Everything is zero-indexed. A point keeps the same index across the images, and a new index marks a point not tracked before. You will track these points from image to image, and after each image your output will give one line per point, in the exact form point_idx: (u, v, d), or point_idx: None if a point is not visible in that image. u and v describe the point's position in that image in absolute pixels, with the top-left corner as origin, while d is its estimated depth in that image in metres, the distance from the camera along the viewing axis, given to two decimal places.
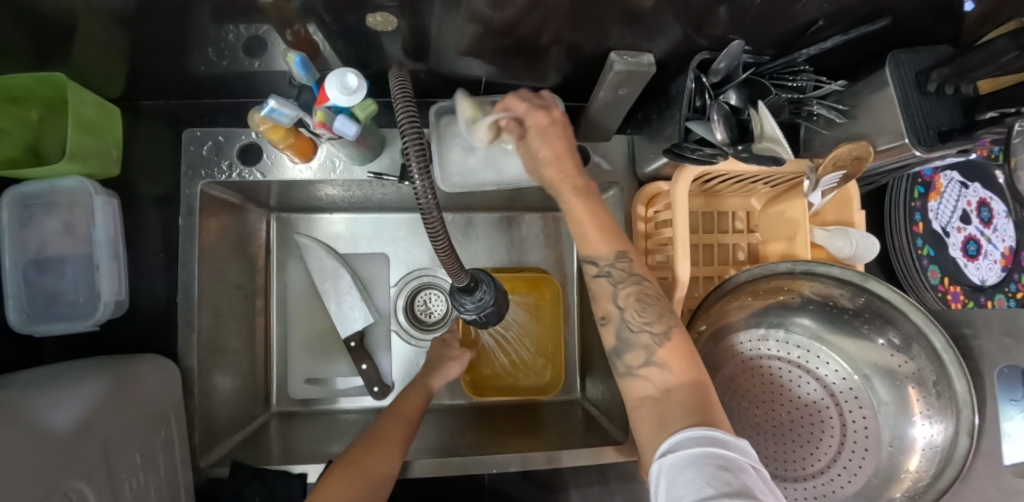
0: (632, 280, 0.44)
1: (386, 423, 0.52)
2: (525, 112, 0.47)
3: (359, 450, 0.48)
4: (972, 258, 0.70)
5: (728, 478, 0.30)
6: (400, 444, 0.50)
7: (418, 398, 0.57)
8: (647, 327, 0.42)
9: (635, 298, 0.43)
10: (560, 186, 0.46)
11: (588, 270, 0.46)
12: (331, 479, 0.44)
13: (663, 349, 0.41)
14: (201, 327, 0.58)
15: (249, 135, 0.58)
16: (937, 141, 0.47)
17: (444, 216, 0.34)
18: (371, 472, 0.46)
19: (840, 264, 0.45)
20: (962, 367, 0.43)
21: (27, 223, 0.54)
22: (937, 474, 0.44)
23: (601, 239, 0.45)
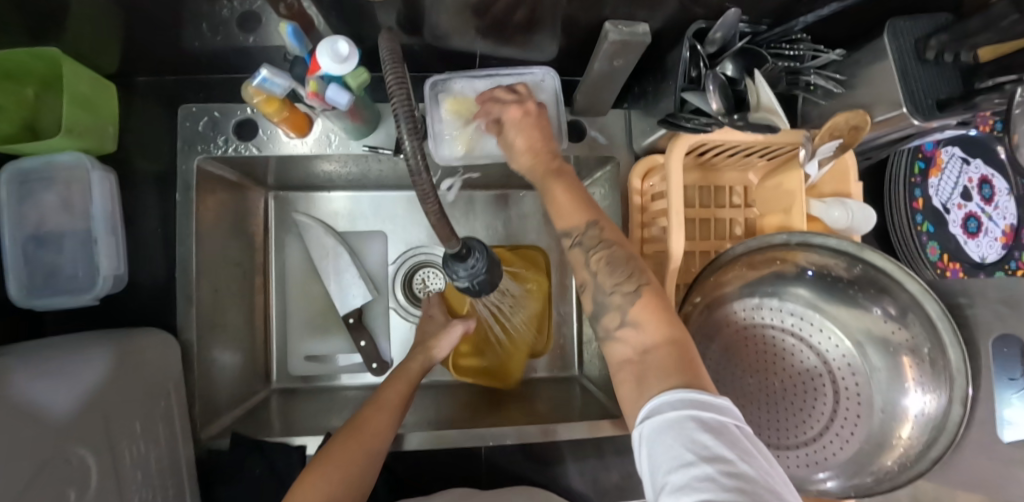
0: (602, 246, 0.43)
1: (368, 413, 0.50)
2: (501, 109, 0.48)
3: (339, 442, 0.46)
4: (972, 236, 0.69)
5: (711, 441, 0.29)
6: (383, 436, 0.48)
7: (405, 384, 0.55)
8: (618, 288, 0.41)
9: (604, 261, 0.43)
10: (535, 170, 0.48)
11: (565, 243, 0.46)
12: (312, 474, 0.42)
13: (634, 306, 0.40)
14: (200, 303, 0.59)
15: (244, 110, 0.58)
16: (936, 111, 0.47)
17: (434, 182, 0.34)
18: (350, 466, 0.44)
19: (836, 235, 0.44)
20: (957, 335, 0.42)
21: (25, 198, 0.54)
22: (928, 442, 0.44)
23: (570, 207, 0.45)
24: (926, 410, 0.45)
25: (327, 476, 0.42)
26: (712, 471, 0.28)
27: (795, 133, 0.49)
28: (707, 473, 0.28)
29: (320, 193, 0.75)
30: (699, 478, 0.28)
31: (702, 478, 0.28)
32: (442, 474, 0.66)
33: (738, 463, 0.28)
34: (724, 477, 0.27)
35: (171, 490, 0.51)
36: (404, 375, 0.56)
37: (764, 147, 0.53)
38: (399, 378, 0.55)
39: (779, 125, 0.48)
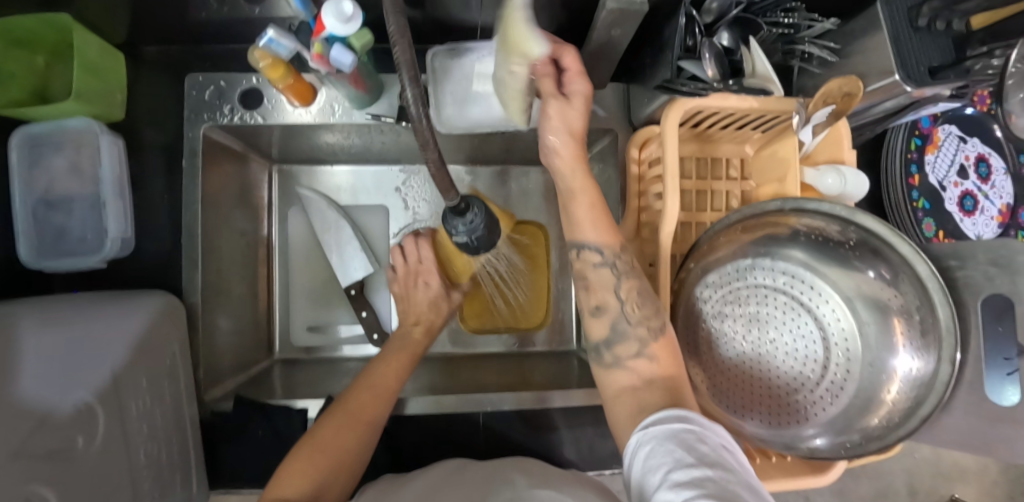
0: (632, 275, 0.46)
1: (356, 395, 0.51)
2: (578, 81, 0.42)
3: (326, 426, 0.48)
4: (969, 213, 0.69)
5: (707, 451, 0.31)
6: (372, 419, 0.50)
7: (395, 366, 0.56)
8: (643, 323, 0.44)
9: (635, 293, 0.45)
10: (574, 179, 0.46)
11: (581, 253, 0.47)
12: (298, 461, 0.44)
13: (656, 342, 0.44)
14: (206, 268, 0.60)
15: (249, 79, 0.59)
16: (927, 77, 0.47)
17: (440, 144, 0.34)
18: (337, 450, 0.46)
19: (828, 201, 0.45)
20: (947, 295, 0.42)
21: (36, 162, 0.55)
22: (916, 403, 0.45)
23: (601, 229, 0.46)
24: (913, 370, 0.46)
25: (315, 463, 0.44)
26: (706, 471, 0.29)
27: (786, 101, 0.49)
28: (705, 474, 0.29)
29: (323, 167, 0.76)
30: (694, 473, 0.29)
31: (697, 473, 0.29)
32: (440, 442, 0.67)
33: (732, 473, 0.30)
34: (716, 476, 0.29)
35: (176, 449, 0.53)
36: (395, 358, 0.57)
37: (760, 116, 0.53)
38: (391, 360, 0.57)
39: (774, 92, 0.50)
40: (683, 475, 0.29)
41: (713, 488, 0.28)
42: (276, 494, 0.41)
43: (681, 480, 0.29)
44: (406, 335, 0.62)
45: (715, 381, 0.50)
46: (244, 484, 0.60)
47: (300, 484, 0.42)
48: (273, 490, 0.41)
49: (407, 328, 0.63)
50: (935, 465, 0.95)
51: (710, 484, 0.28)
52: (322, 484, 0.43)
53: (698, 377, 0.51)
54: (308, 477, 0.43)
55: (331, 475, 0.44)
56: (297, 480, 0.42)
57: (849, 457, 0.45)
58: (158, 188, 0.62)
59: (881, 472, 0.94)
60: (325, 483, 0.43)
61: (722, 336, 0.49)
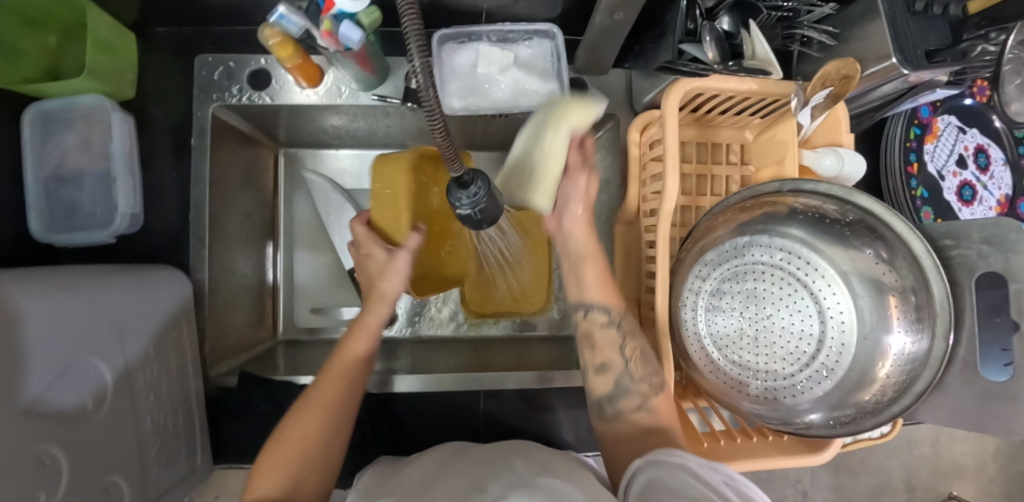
0: (634, 336, 0.50)
1: (319, 384, 0.47)
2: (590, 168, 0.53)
3: (291, 420, 0.45)
4: (967, 204, 0.69)
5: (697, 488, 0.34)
6: (338, 407, 0.46)
7: (358, 343, 0.51)
8: (645, 378, 0.48)
9: (638, 353, 0.49)
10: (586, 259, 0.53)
11: (588, 311, 0.52)
12: (269, 459, 0.42)
13: (657, 397, 0.47)
14: (212, 245, 0.61)
15: (258, 60, 0.60)
16: (923, 60, 0.48)
17: (446, 112, 0.33)
18: (303, 444, 0.43)
19: (826, 182, 0.46)
20: (941, 272, 0.43)
21: (47, 138, 0.57)
22: (909, 380, 0.45)
23: (606, 292, 0.52)
24: (907, 350, 0.45)
25: (286, 460, 0.42)
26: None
27: (781, 84, 0.51)
28: None
29: (329, 151, 0.77)
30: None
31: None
32: (439, 422, 0.69)
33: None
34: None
35: (181, 416, 0.55)
36: (355, 337, 0.51)
37: (759, 99, 0.54)
38: (354, 336, 0.52)
39: (774, 74, 0.50)
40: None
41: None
42: (252, 495, 0.40)
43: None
44: (369, 306, 0.54)
45: (711, 357, 0.49)
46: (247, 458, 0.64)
47: (271, 487, 0.40)
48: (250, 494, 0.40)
49: (366, 301, 0.55)
50: (934, 462, 0.94)
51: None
52: (294, 483, 0.41)
53: (695, 354, 0.51)
54: (277, 479, 0.41)
55: (304, 471, 0.42)
56: (268, 480, 0.41)
57: (845, 434, 0.45)
58: (167, 167, 0.63)
59: (880, 468, 0.94)
60: (297, 481, 0.41)
61: (720, 312, 0.49)
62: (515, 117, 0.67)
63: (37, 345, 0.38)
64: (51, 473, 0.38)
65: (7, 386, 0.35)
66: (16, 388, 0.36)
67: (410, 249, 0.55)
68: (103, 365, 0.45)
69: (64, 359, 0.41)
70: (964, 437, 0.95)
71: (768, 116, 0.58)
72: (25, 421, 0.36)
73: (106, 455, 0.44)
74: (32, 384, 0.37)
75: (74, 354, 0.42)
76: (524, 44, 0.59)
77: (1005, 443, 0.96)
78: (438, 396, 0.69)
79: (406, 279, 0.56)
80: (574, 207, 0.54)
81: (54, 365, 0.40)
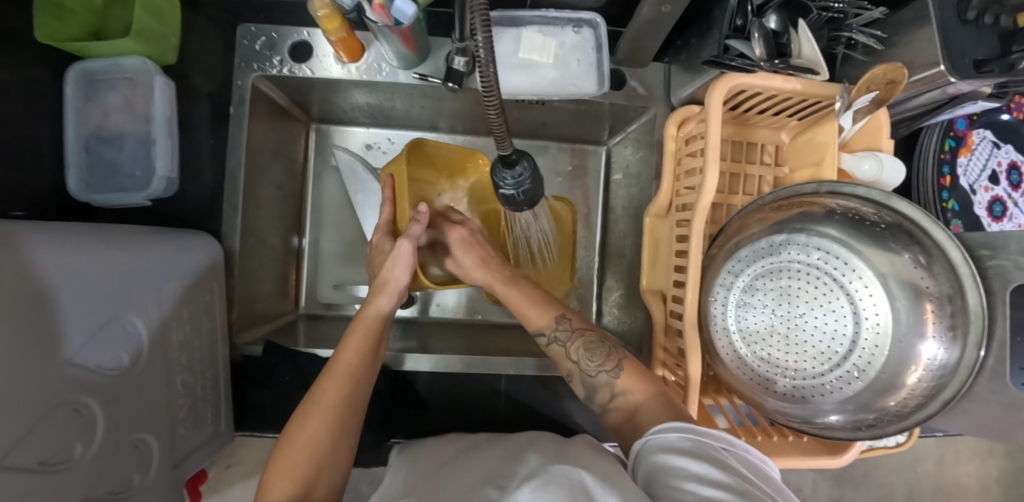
0: (575, 336, 0.50)
1: (323, 385, 0.44)
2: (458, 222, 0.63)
3: (296, 425, 0.41)
4: (997, 220, 0.65)
5: (709, 453, 0.33)
6: (347, 408, 0.43)
7: (359, 341, 0.48)
8: (601, 369, 0.46)
9: (583, 350, 0.48)
10: (491, 283, 0.58)
11: (542, 342, 0.52)
12: (277, 466, 0.39)
13: (620, 379, 0.45)
14: (245, 213, 0.61)
15: (300, 33, 0.60)
16: (974, 69, 0.47)
17: (503, 91, 0.33)
18: (316, 447, 0.39)
19: (865, 184, 0.47)
20: (979, 279, 0.43)
21: (89, 98, 0.59)
22: (937, 387, 0.45)
23: (540, 313, 0.52)
24: (938, 357, 0.45)
25: (298, 461, 0.38)
26: (712, 468, 0.31)
27: (826, 86, 0.50)
28: (706, 470, 0.31)
29: (358, 129, 0.78)
30: (701, 473, 0.31)
31: (703, 473, 0.30)
32: (457, 404, 0.69)
33: (734, 470, 0.32)
34: (725, 475, 0.31)
35: (209, 381, 0.56)
36: (355, 337, 0.49)
37: (801, 100, 0.54)
38: (355, 333, 0.49)
39: (820, 74, 0.50)
40: (688, 475, 0.31)
41: (721, 483, 0.30)
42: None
43: (688, 480, 0.30)
44: (371, 301, 0.53)
45: (739, 352, 0.50)
46: (268, 426, 0.65)
47: (283, 491, 0.37)
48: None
49: (369, 296, 0.54)
50: (937, 480, 0.94)
51: (719, 480, 0.30)
52: (306, 486, 0.38)
53: (723, 350, 0.51)
54: (291, 483, 0.37)
55: (315, 473, 0.38)
56: (280, 485, 0.37)
57: (869, 437, 0.47)
58: (204, 133, 0.63)
59: (883, 482, 0.94)
60: (311, 482, 0.38)
61: (751, 308, 0.49)
62: (551, 105, 0.67)
63: (76, 301, 0.39)
64: (88, 425, 0.39)
65: (47, 336, 0.35)
66: (57, 339, 0.36)
67: (412, 236, 0.55)
68: (140, 324, 0.45)
69: (105, 314, 0.41)
70: (967, 458, 0.95)
71: (806, 117, 0.58)
72: (65, 370, 0.37)
73: (139, 412, 0.45)
74: (72, 338, 0.38)
75: (113, 310, 0.42)
76: (572, 30, 0.59)
77: (1009, 467, 0.96)
78: (457, 380, 0.69)
79: (411, 269, 0.55)
80: (468, 258, 0.60)
81: (95, 320, 0.40)
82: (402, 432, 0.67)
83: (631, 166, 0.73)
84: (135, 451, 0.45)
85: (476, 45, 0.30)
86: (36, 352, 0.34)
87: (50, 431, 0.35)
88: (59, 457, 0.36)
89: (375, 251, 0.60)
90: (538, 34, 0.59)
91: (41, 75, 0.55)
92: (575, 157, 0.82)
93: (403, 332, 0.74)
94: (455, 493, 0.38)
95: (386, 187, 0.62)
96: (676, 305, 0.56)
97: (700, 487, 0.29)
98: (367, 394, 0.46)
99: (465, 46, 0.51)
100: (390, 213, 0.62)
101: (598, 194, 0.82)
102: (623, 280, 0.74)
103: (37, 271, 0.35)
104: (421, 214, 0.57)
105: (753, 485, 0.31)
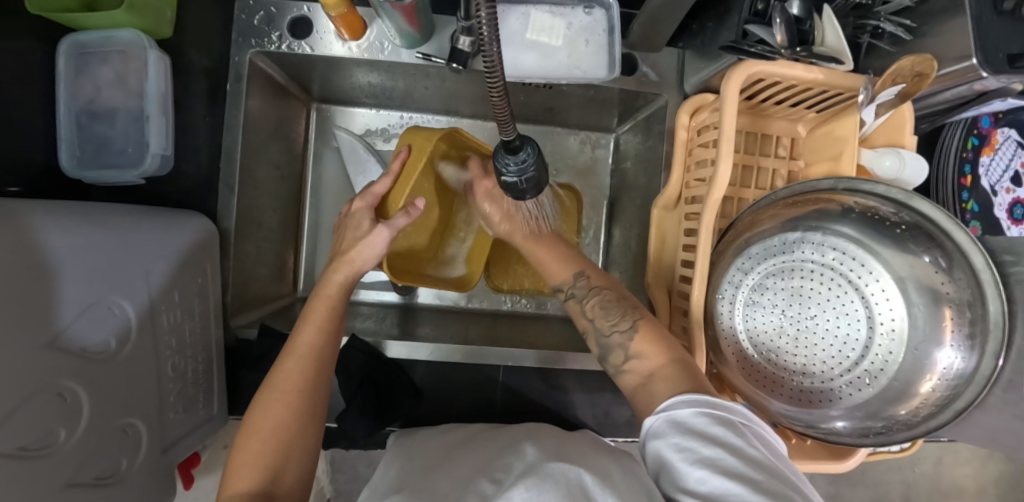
0: (593, 293, 0.49)
1: (283, 366, 0.43)
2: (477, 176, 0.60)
3: (257, 411, 0.40)
4: (1017, 223, 0.59)
5: (724, 431, 0.31)
6: (312, 389, 0.42)
7: (321, 317, 0.46)
8: (615, 328, 0.45)
9: (599, 307, 0.47)
10: (514, 237, 0.59)
11: (561, 296, 0.53)
12: (240, 453, 0.38)
13: (633, 341, 0.43)
14: (241, 194, 0.60)
15: (300, 7, 0.58)
16: (1007, 65, 0.44)
17: (507, 73, 0.30)
18: (280, 432, 0.39)
19: (885, 182, 0.43)
20: (1000, 288, 0.40)
21: (82, 71, 0.57)
22: (951, 396, 0.43)
23: (559, 268, 0.53)
24: (953, 366, 0.43)
25: (259, 451, 0.38)
26: (722, 452, 0.29)
27: (851, 77, 0.47)
28: (718, 454, 0.29)
29: (361, 110, 0.76)
30: (712, 456, 0.29)
31: (712, 457, 0.29)
32: (459, 391, 0.69)
33: (751, 448, 0.30)
34: (735, 459, 0.29)
35: (201, 366, 0.55)
36: (314, 313, 0.47)
37: (823, 92, 0.51)
38: (315, 312, 0.47)
39: (845, 64, 0.47)
40: (698, 459, 0.29)
41: (727, 468, 0.28)
42: (231, 492, 0.36)
43: (693, 467, 0.29)
44: (327, 277, 0.50)
45: (745, 352, 0.48)
46: None
47: (247, 481, 0.37)
48: (226, 491, 0.37)
49: (327, 269, 0.51)
50: (934, 482, 0.93)
51: (726, 465, 0.28)
52: (273, 473, 0.37)
53: (727, 347, 0.49)
54: (254, 473, 0.37)
55: (282, 459, 0.38)
56: (244, 475, 0.37)
57: (873, 444, 0.43)
58: (199, 111, 0.61)
59: (880, 480, 0.93)
60: (275, 471, 0.38)
61: (760, 308, 0.47)
62: (558, 89, 0.65)
63: (58, 284, 0.38)
64: (72, 410, 0.38)
65: (29, 321, 0.34)
66: (40, 322, 0.35)
67: (394, 226, 0.51)
68: (127, 307, 0.44)
69: (90, 297, 0.40)
70: (965, 459, 0.94)
71: (824, 110, 0.55)
72: (48, 353, 0.36)
73: (126, 397, 0.44)
74: (58, 320, 0.37)
75: (100, 291, 0.41)
76: (582, 11, 0.56)
77: (1009, 470, 0.94)
78: (458, 369, 0.69)
79: (379, 258, 0.51)
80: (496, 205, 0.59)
81: (80, 303, 0.39)
82: (396, 422, 0.67)
83: (639, 155, 0.70)
84: (122, 436, 0.44)
85: (479, 20, 0.26)
86: (15, 338, 0.33)
87: (32, 417, 0.34)
88: (41, 443, 0.35)
89: (350, 219, 0.54)
90: (547, 15, 0.56)
91: (33, 47, 0.53)
92: (583, 145, 0.80)
93: (402, 318, 0.73)
94: (453, 480, 0.37)
95: (397, 160, 0.56)
96: (681, 301, 0.54)
97: (706, 477, 0.28)
98: (332, 370, 0.45)
99: (471, 25, 0.49)
100: (386, 189, 0.55)
101: (605, 183, 0.81)
102: (628, 270, 0.72)
103: (16, 256, 0.34)
104: (414, 208, 0.52)
105: (770, 465, 0.29)
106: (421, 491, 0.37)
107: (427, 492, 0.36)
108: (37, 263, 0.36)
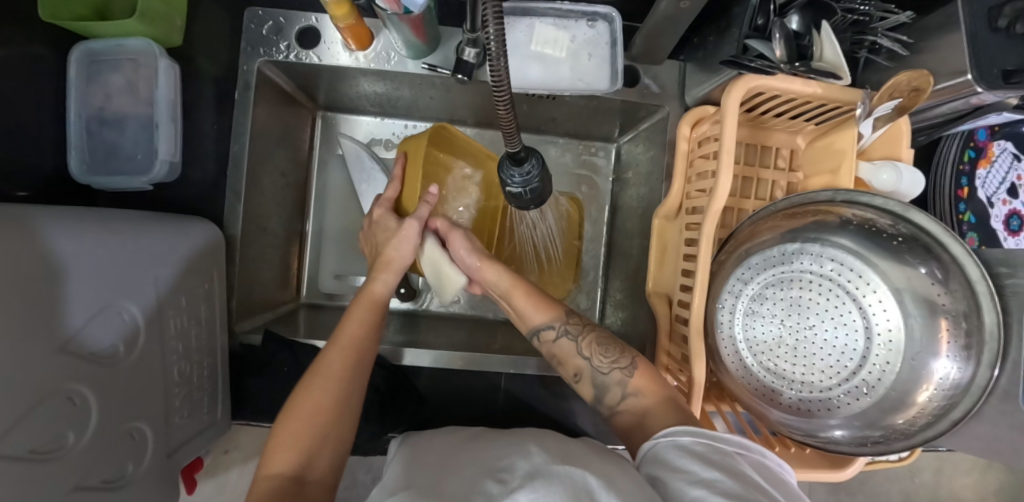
0: (585, 333, 0.49)
1: (328, 355, 0.44)
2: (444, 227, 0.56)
3: (300, 396, 0.41)
4: (1014, 235, 0.58)
5: (720, 457, 0.34)
6: (352, 379, 0.43)
7: (364, 314, 0.49)
8: (615, 366, 0.46)
9: (595, 344, 0.48)
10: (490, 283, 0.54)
11: (546, 336, 0.50)
12: (280, 435, 0.39)
13: (633, 378, 0.46)
14: (248, 201, 0.61)
15: (309, 18, 0.59)
16: (1002, 80, 0.45)
17: (512, 85, 0.31)
18: (319, 418, 0.40)
19: (883, 194, 0.45)
20: (995, 299, 0.42)
21: (92, 78, 0.58)
22: (947, 406, 0.45)
23: (539, 309, 0.51)
24: (950, 377, 0.44)
25: (298, 433, 0.39)
26: (718, 475, 0.32)
27: (848, 91, 0.48)
28: (714, 476, 0.31)
29: (365, 118, 0.77)
30: (708, 477, 0.31)
31: (708, 479, 0.31)
32: (461, 397, 0.69)
33: (745, 473, 0.33)
34: (730, 480, 0.31)
35: (206, 370, 0.56)
36: (359, 309, 0.49)
37: (819, 105, 0.52)
38: (360, 308, 0.49)
39: (842, 79, 0.48)
40: (695, 480, 0.32)
41: (725, 490, 0.30)
42: (269, 472, 0.37)
43: (691, 486, 0.31)
44: (373, 278, 0.53)
45: (745, 361, 0.49)
46: (266, 416, 0.65)
47: (287, 462, 0.37)
48: (264, 470, 0.38)
49: (372, 273, 0.54)
50: (933, 492, 0.93)
51: (721, 486, 0.30)
52: (308, 455, 0.38)
53: (727, 356, 0.50)
54: (294, 454, 0.38)
55: (318, 443, 0.39)
56: (283, 456, 0.38)
57: (872, 453, 0.45)
58: (207, 118, 0.62)
59: (881, 490, 0.93)
60: (311, 454, 0.38)
61: (759, 318, 0.48)
62: (562, 100, 0.66)
63: (68, 288, 0.38)
64: (80, 413, 0.38)
65: (39, 326, 0.35)
66: (48, 329, 0.36)
67: (420, 217, 0.54)
68: (135, 311, 0.45)
69: (99, 300, 0.41)
70: (965, 469, 0.94)
71: (823, 123, 0.56)
72: (59, 357, 0.36)
73: (133, 401, 0.45)
74: (67, 324, 0.38)
75: (109, 295, 0.42)
76: (586, 24, 0.57)
77: (1009, 482, 0.94)
78: (459, 375, 0.69)
79: (416, 250, 0.54)
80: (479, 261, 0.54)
81: (89, 308, 0.40)
82: (399, 426, 0.67)
83: (641, 165, 0.71)
84: (128, 440, 0.45)
85: (487, 36, 0.27)
86: (24, 342, 0.33)
87: (39, 420, 0.34)
88: (50, 445, 0.36)
89: (376, 225, 0.57)
90: (551, 27, 0.57)
91: (44, 54, 0.54)
92: (585, 155, 0.81)
93: (404, 326, 0.73)
94: (458, 480, 0.38)
95: (397, 165, 0.60)
96: (682, 310, 0.54)
97: (704, 494, 0.30)
98: (371, 364, 0.47)
99: (477, 37, 0.50)
100: (396, 193, 0.59)
101: (607, 192, 0.81)
102: (628, 278, 0.73)
103: (27, 261, 0.34)
104: (431, 196, 0.56)
105: (762, 488, 0.32)
106: (427, 491, 0.37)
107: (434, 492, 0.36)
108: (48, 267, 0.36)
